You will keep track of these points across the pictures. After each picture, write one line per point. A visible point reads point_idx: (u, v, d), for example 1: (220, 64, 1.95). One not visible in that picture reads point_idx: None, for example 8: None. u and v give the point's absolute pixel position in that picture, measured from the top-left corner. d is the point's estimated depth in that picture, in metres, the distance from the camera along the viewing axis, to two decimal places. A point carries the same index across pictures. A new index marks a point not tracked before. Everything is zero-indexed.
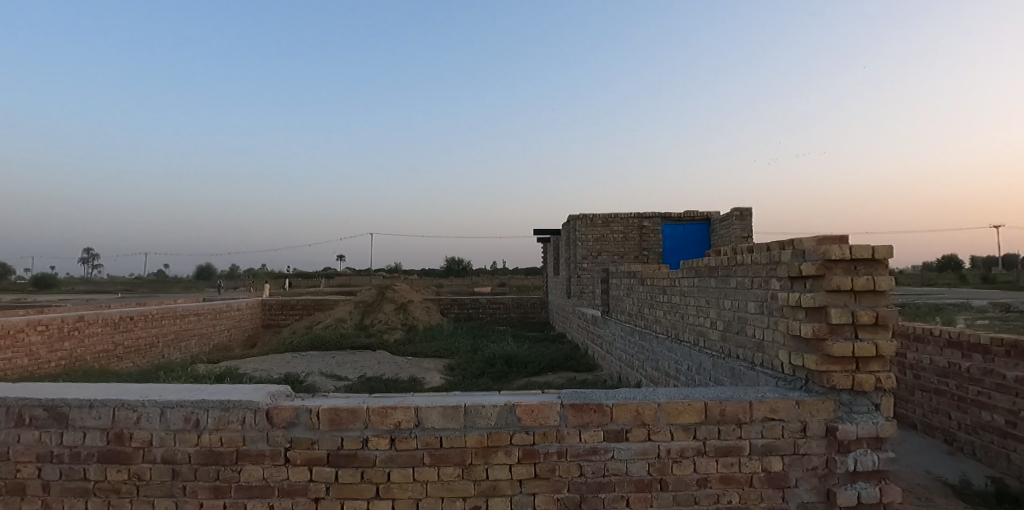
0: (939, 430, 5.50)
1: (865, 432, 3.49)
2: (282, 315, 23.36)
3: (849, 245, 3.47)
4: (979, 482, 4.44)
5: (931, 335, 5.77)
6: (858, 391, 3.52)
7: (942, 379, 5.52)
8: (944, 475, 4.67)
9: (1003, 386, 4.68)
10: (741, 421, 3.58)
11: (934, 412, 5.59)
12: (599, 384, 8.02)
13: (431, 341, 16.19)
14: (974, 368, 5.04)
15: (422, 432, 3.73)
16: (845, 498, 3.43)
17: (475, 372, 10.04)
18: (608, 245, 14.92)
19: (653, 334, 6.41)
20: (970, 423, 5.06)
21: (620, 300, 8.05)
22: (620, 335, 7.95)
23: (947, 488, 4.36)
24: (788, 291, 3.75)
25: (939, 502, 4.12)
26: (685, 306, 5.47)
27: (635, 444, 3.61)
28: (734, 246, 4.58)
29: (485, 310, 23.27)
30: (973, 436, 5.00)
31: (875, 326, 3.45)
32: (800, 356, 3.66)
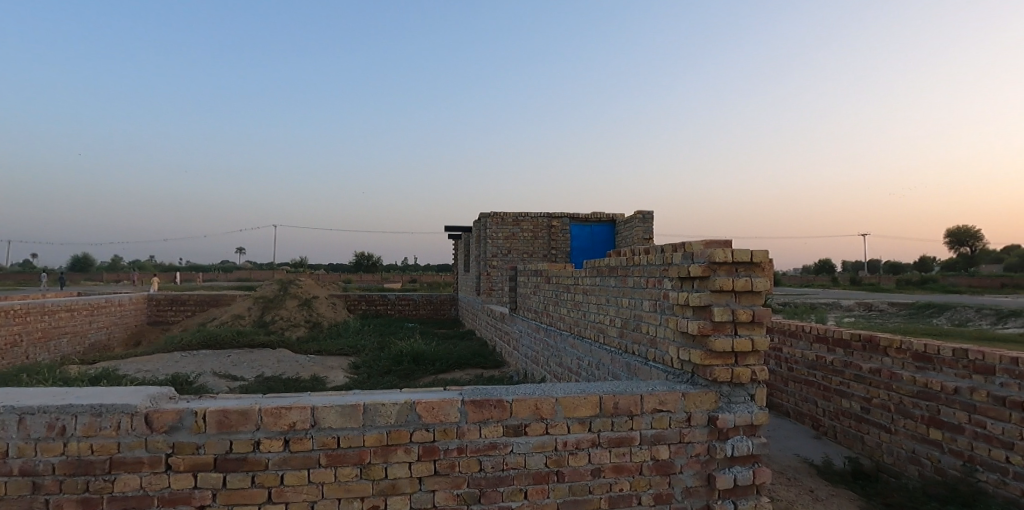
0: (808, 416, 6.06)
1: (742, 420, 3.79)
2: (171, 310, 21.66)
3: (731, 249, 3.74)
4: (839, 462, 4.95)
5: (803, 330, 6.34)
6: (737, 382, 3.81)
7: (811, 371, 6.07)
8: (809, 457, 5.18)
9: (860, 376, 5.24)
10: (632, 413, 3.76)
11: (804, 401, 6.15)
12: (504, 380, 8.15)
13: (337, 338, 15.61)
14: (837, 361, 5.60)
15: (319, 432, 3.61)
16: (723, 481, 3.72)
17: (380, 370, 9.84)
18: (517, 244, 15.23)
19: (557, 330, 6.59)
20: (833, 410, 5.63)
21: (527, 297, 8.20)
22: (526, 332, 8.10)
23: (813, 468, 4.83)
24: (678, 290, 3.98)
25: (805, 481, 4.54)
26: (587, 304, 5.66)
27: (534, 438, 3.71)
28: (633, 247, 4.77)
29: (393, 306, 22.89)
30: (835, 421, 5.57)
31: (752, 323, 3.76)
32: (687, 352, 3.89)
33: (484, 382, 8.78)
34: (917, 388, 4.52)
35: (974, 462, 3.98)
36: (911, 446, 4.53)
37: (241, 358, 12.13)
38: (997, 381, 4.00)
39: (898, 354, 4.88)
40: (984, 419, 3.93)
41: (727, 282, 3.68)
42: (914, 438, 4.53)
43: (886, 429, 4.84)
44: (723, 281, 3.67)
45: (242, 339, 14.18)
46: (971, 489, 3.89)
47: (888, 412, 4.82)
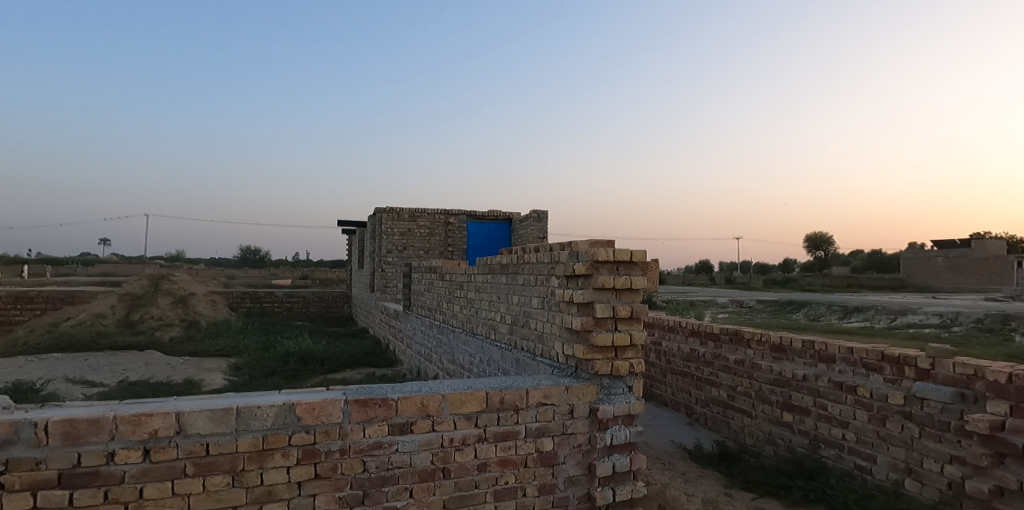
0: (683, 405, 6.53)
1: (620, 410, 4.02)
2: (14, 309, 19.19)
3: (613, 249, 3.96)
4: (708, 445, 5.41)
5: (680, 325, 6.71)
6: (616, 375, 4.04)
7: (686, 363, 6.53)
8: (683, 442, 5.60)
9: (727, 367, 5.75)
10: (518, 407, 3.85)
11: (680, 391, 6.61)
12: (397, 378, 8.08)
13: (219, 338, 14.52)
14: (708, 353, 6.09)
15: (185, 439, 3.35)
16: (603, 469, 3.93)
17: (264, 371, 9.33)
18: (413, 240, 15.07)
19: (450, 328, 6.62)
20: (704, 398, 6.11)
21: (421, 295, 8.16)
22: (419, 329, 8.06)
23: (686, 453, 5.23)
24: (564, 288, 4.13)
25: (678, 464, 4.91)
26: (479, 301, 5.72)
27: (419, 435, 3.69)
28: (524, 245, 4.89)
29: (281, 303, 21.86)
30: (706, 409, 6.06)
31: (631, 319, 4.00)
32: (571, 346, 4.07)
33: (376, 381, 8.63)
34: (774, 376, 5.08)
35: (818, 440, 4.60)
36: (769, 428, 5.10)
37: (102, 362, 10.90)
38: (836, 369, 4.56)
39: (759, 346, 5.37)
40: (826, 403, 4.55)
41: (608, 280, 3.88)
42: (771, 421, 5.09)
43: (748, 414, 5.39)
44: (604, 279, 3.87)
45: (104, 341, 12.75)
46: (815, 463, 4.48)
47: (750, 399, 5.36)
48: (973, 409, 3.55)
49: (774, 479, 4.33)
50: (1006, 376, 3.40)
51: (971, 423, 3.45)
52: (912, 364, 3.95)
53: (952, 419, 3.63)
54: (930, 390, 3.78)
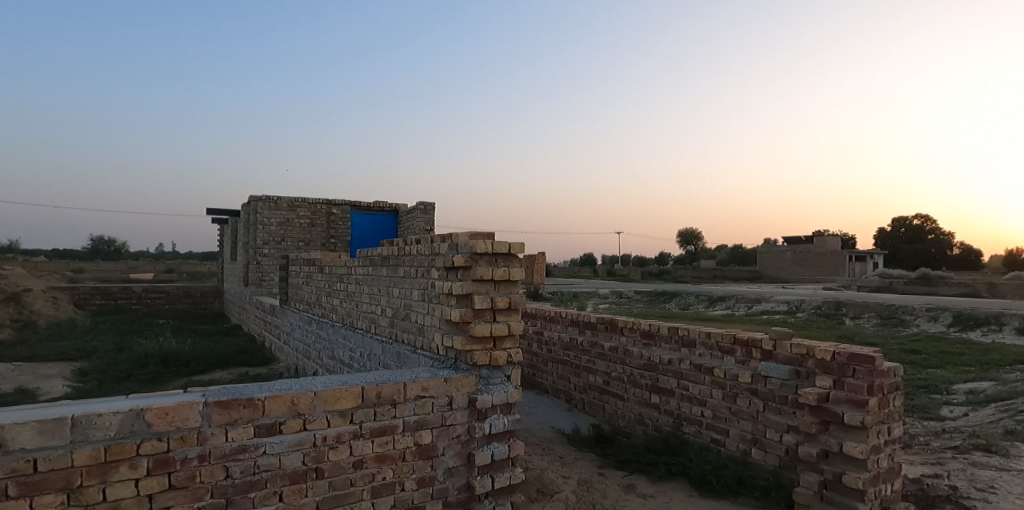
0: (562, 392, 6.77)
1: (499, 400, 4.13)
2: None
3: (492, 241, 4.04)
4: (585, 429, 5.72)
5: (560, 315, 6.96)
6: (494, 365, 4.17)
7: (566, 352, 6.77)
8: (561, 427, 5.89)
9: (603, 354, 6.04)
10: (395, 401, 3.81)
11: (560, 378, 6.83)
12: (273, 377, 7.73)
13: (61, 340, 12.83)
14: (586, 341, 6.36)
15: (4, 457, 2.84)
16: (482, 458, 4.01)
17: (117, 376, 8.44)
18: (292, 231, 14.22)
19: (330, 322, 6.42)
20: (582, 385, 6.38)
21: (299, 288, 7.81)
22: (297, 325, 7.75)
23: (564, 437, 5.49)
24: (444, 280, 4.15)
25: (556, 448, 5.15)
26: (360, 294, 5.59)
27: (290, 436, 3.53)
28: (405, 237, 4.83)
29: (141, 299, 19.97)
30: (583, 395, 6.34)
31: (509, 310, 4.14)
32: (450, 338, 4.11)
33: (249, 381, 8.18)
34: (643, 361, 5.43)
35: (681, 418, 5.01)
36: (639, 410, 5.46)
37: None
38: (697, 352, 4.98)
39: (630, 333, 5.73)
40: (688, 383, 4.96)
41: (487, 272, 3.99)
42: (641, 403, 5.46)
43: (621, 397, 5.72)
44: (483, 271, 3.97)
45: None
46: (679, 440, 4.90)
47: (623, 383, 5.69)
48: (805, 383, 4.11)
49: (642, 457, 4.76)
50: (830, 355, 3.98)
51: (803, 396, 3.98)
52: (758, 346, 4.45)
53: (789, 394, 4.16)
54: (772, 369, 4.29)
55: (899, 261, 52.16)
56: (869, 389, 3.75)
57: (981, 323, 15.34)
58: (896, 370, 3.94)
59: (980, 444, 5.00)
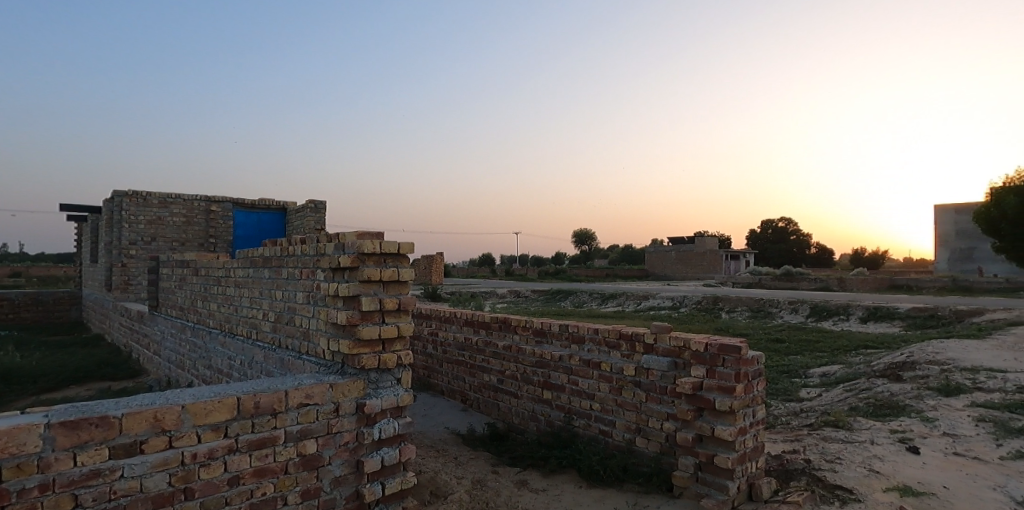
0: (457, 392, 6.78)
1: (388, 403, 4.13)
2: None
3: (380, 241, 4.12)
4: (479, 428, 5.86)
5: (454, 315, 6.97)
6: (383, 368, 4.19)
7: (461, 351, 6.78)
8: (456, 428, 5.98)
9: (497, 353, 6.11)
10: (276, 411, 3.64)
11: (455, 379, 6.84)
12: (139, 391, 7.13)
13: None
14: (480, 341, 6.41)
15: None
16: (371, 464, 3.97)
17: None
18: (164, 229, 13.11)
19: (206, 329, 6.04)
20: (477, 384, 6.43)
21: (171, 293, 7.25)
22: (169, 333, 7.20)
23: (458, 437, 5.63)
24: (330, 281, 4.19)
25: (450, 450, 5.31)
26: (239, 298, 5.36)
27: (153, 455, 3.23)
28: (288, 238, 4.81)
29: None
30: (477, 394, 6.41)
31: (399, 311, 4.24)
32: (337, 342, 4.13)
33: (111, 396, 7.47)
34: (536, 358, 5.57)
35: (571, 412, 5.21)
36: (531, 406, 5.61)
37: None
38: (585, 348, 5.21)
39: (524, 331, 5.86)
40: (577, 378, 5.15)
41: (375, 273, 4.05)
42: (533, 399, 5.60)
43: (514, 395, 5.83)
44: (371, 271, 4.03)
45: None
46: (569, 433, 5.12)
47: (516, 381, 5.82)
48: (682, 373, 4.43)
49: (534, 451, 5.06)
50: (703, 346, 4.31)
51: (680, 386, 4.28)
52: (641, 340, 4.74)
53: (668, 384, 4.46)
54: (652, 361, 4.58)
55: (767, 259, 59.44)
56: (737, 376, 4.11)
57: (832, 314, 17.65)
58: (758, 357, 4.32)
59: (830, 420, 5.69)
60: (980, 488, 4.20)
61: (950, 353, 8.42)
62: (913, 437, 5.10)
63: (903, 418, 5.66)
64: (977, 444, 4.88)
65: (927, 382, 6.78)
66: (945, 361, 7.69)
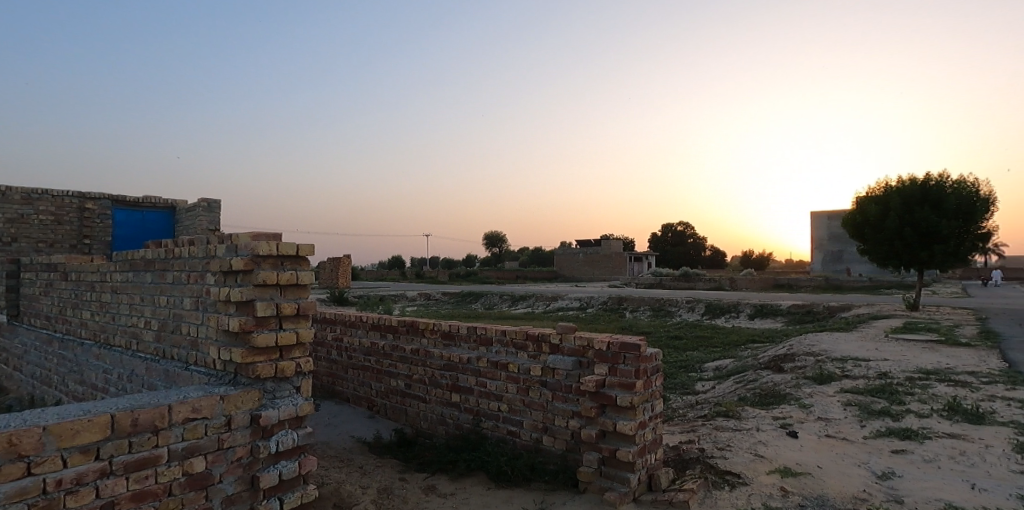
0: (363, 399, 6.61)
1: (286, 414, 3.94)
2: None
3: (277, 243, 3.95)
4: (386, 435, 5.78)
5: (360, 319, 6.77)
6: (281, 377, 4.00)
7: (367, 357, 6.59)
8: (362, 436, 5.83)
9: (404, 357, 6.01)
10: (158, 428, 3.31)
11: (361, 385, 6.66)
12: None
13: None
14: (387, 345, 6.26)
15: None
16: (267, 479, 3.76)
17: None
18: (28, 229, 10.74)
19: (77, 340, 5.47)
20: (384, 390, 6.29)
21: (34, 301, 6.50)
22: (31, 345, 6.44)
23: (364, 445, 5.54)
24: (221, 285, 3.95)
25: (355, 459, 5.22)
26: (117, 305, 4.94)
27: (6, 486, 2.73)
28: (175, 239, 4.54)
29: None
30: (385, 400, 6.27)
31: (297, 316, 4.06)
32: (228, 351, 3.88)
33: None
34: (444, 361, 5.52)
35: (480, 414, 5.22)
36: (439, 410, 5.56)
37: None
38: (493, 349, 5.24)
39: (431, 334, 5.80)
40: (485, 380, 5.17)
41: (270, 276, 3.86)
42: (442, 403, 5.55)
43: (422, 399, 5.75)
44: (266, 274, 3.83)
45: None
46: (477, 435, 5.12)
47: (424, 385, 5.74)
48: (586, 372, 4.58)
49: (442, 455, 5.07)
50: (605, 345, 4.47)
51: (584, 384, 4.42)
52: (547, 340, 4.83)
53: (573, 382, 4.59)
54: (558, 361, 4.70)
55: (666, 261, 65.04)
56: (637, 373, 4.31)
57: (724, 311, 19.95)
58: (656, 354, 4.54)
59: (722, 411, 6.12)
60: (847, 465, 4.69)
61: (822, 345, 9.50)
62: (792, 423, 5.61)
63: (784, 405, 6.22)
64: (844, 426, 5.46)
65: (805, 372, 7.55)
66: (820, 353, 8.67)
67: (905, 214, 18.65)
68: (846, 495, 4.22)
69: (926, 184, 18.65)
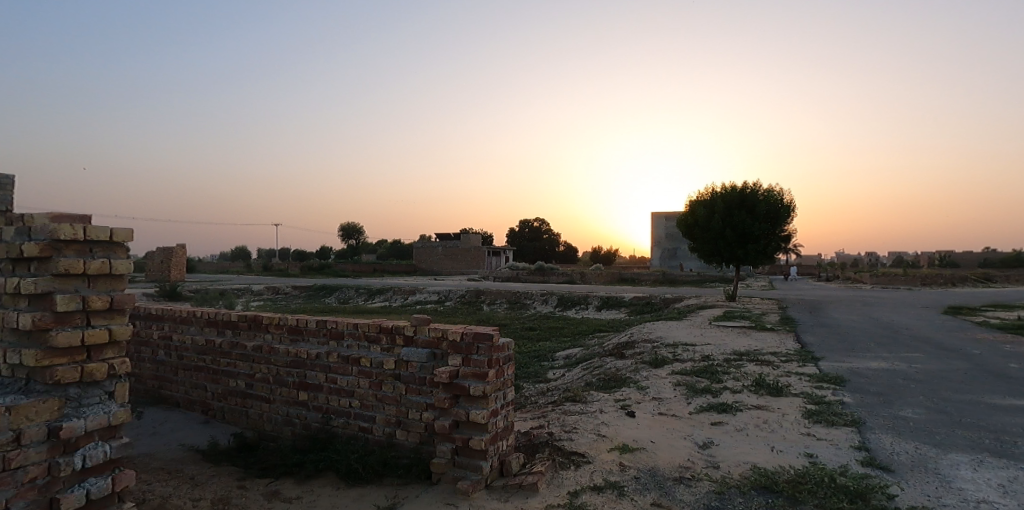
0: (197, 403, 6.10)
1: (95, 424, 3.42)
2: None
3: (83, 226, 3.46)
4: (224, 440, 5.42)
5: (195, 315, 6.21)
6: (88, 382, 3.45)
7: (202, 356, 6.06)
8: (196, 446, 5.37)
9: (244, 355, 5.65)
10: None
11: (194, 388, 6.12)
12: None
13: None
14: (225, 342, 5.81)
15: None
16: (70, 501, 3.22)
17: None
18: None
19: None
20: (221, 392, 5.85)
21: None
22: None
23: (198, 454, 5.16)
24: (8, 276, 3.37)
25: (185, 470, 4.88)
26: None
27: None
28: None
29: None
30: (222, 402, 5.83)
31: (110, 311, 3.58)
32: (18, 354, 3.31)
33: None
34: (290, 358, 5.28)
35: (329, 412, 5.05)
36: (285, 410, 5.31)
37: None
38: (344, 344, 5.08)
39: (277, 329, 5.51)
40: (335, 376, 5.02)
41: (75, 264, 3.37)
42: (288, 402, 5.30)
43: (266, 400, 5.45)
44: (68, 262, 3.34)
45: None
46: (326, 434, 4.95)
47: (268, 384, 5.44)
48: (440, 363, 4.61)
49: (287, 458, 4.84)
50: (459, 335, 4.53)
51: (437, 376, 4.42)
52: (401, 333, 4.79)
53: (427, 374, 4.60)
54: (412, 353, 4.68)
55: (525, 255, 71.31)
56: (489, 362, 4.42)
57: (574, 304, 23.90)
58: (509, 344, 4.70)
59: (570, 396, 6.70)
60: (676, 439, 5.24)
61: (658, 332, 11.27)
62: (631, 404, 6.21)
63: (625, 389, 6.93)
64: (674, 404, 6.19)
65: (643, 358, 8.70)
66: (656, 341, 10.08)
67: (726, 215, 21.56)
68: (673, 465, 4.71)
69: (744, 191, 21.69)
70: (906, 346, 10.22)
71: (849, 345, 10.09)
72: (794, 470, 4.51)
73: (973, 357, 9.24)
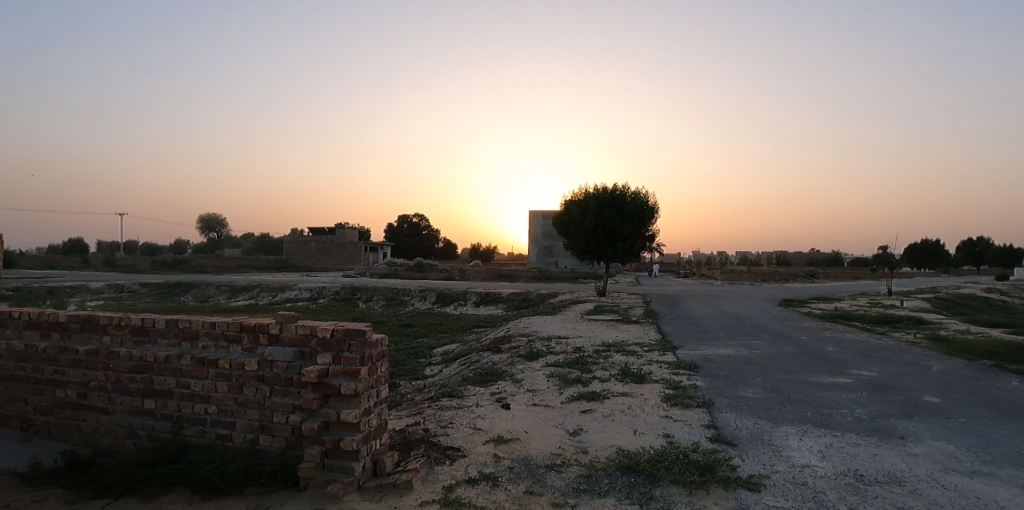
0: (13, 418, 5.32)
1: None
2: None
3: None
4: (49, 460, 4.80)
5: (10, 317, 5.43)
6: None
7: (19, 365, 5.31)
8: (11, 469, 4.68)
9: (76, 361, 5.09)
10: None
11: (9, 401, 5.34)
12: None
13: None
14: (50, 347, 5.18)
15: None
16: None
17: None
18: None
19: None
20: (45, 404, 5.18)
21: None
22: None
23: (14, 478, 4.51)
24: None
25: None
26: None
27: None
28: None
29: None
30: (47, 416, 5.16)
31: None
32: None
33: None
34: (134, 363, 4.85)
35: (181, 420, 4.70)
36: (128, 421, 4.85)
37: None
38: (199, 345, 4.77)
39: (117, 331, 5.03)
40: (188, 381, 4.70)
41: None
42: (131, 412, 4.86)
43: (104, 410, 4.94)
44: None
45: None
46: (178, 445, 4.59)
47: (106, 393, 4.94)
48: (308, 362, 4.44)
49: (130, 474, 4.39)
50: (329, 332, 4.38)
51: (305, 375, 4.24)
52: (265, 331, 4.58)
53: (293, 374, 4.42)
54: (277, 353, 4.47)
55: (404, 252, 70.47)
56: (361, 359, 4.32)
57: (453, 299, 24.69)
58: (382, 340, 4.65)
59: (446, 393, 6.86)
60: (548, 428, 5.52)
61: (533, 326, 11.88)
62: (506, 397, 6.45)
63: (500, 382, 7.19)
64: (547, 395, 6.53)
65: (519, 351, 9.13)
66: (533, 334, 10.63)
67: (598, 214, 22.94)
68: (545, 452, 4.95)
69: (614, 192, 23.28)
70: (747, 334, 11.65)
71: (701, 334, 11.30)
72: (652, 450, 4.93)
73: (799, 342, 10.79)
